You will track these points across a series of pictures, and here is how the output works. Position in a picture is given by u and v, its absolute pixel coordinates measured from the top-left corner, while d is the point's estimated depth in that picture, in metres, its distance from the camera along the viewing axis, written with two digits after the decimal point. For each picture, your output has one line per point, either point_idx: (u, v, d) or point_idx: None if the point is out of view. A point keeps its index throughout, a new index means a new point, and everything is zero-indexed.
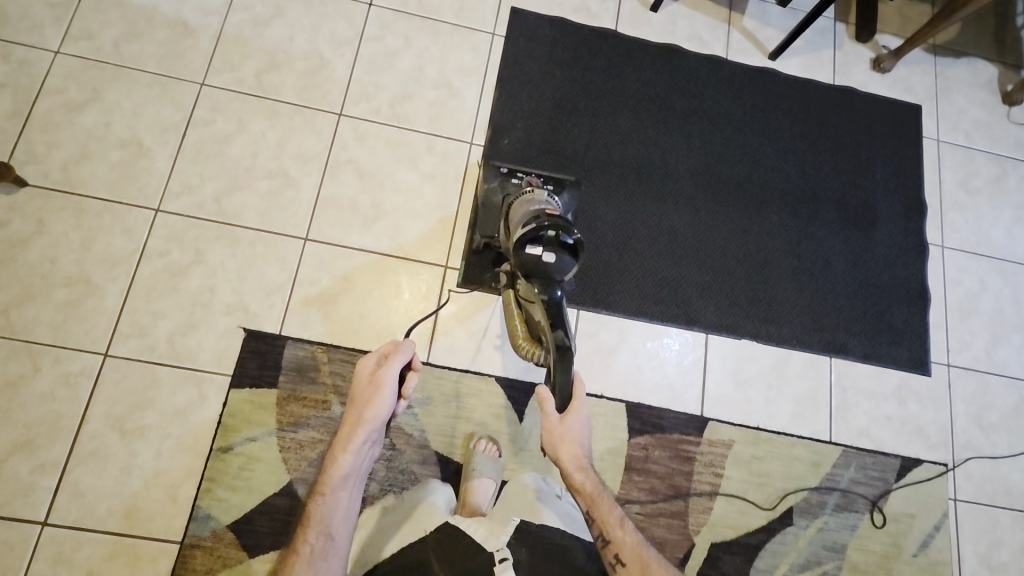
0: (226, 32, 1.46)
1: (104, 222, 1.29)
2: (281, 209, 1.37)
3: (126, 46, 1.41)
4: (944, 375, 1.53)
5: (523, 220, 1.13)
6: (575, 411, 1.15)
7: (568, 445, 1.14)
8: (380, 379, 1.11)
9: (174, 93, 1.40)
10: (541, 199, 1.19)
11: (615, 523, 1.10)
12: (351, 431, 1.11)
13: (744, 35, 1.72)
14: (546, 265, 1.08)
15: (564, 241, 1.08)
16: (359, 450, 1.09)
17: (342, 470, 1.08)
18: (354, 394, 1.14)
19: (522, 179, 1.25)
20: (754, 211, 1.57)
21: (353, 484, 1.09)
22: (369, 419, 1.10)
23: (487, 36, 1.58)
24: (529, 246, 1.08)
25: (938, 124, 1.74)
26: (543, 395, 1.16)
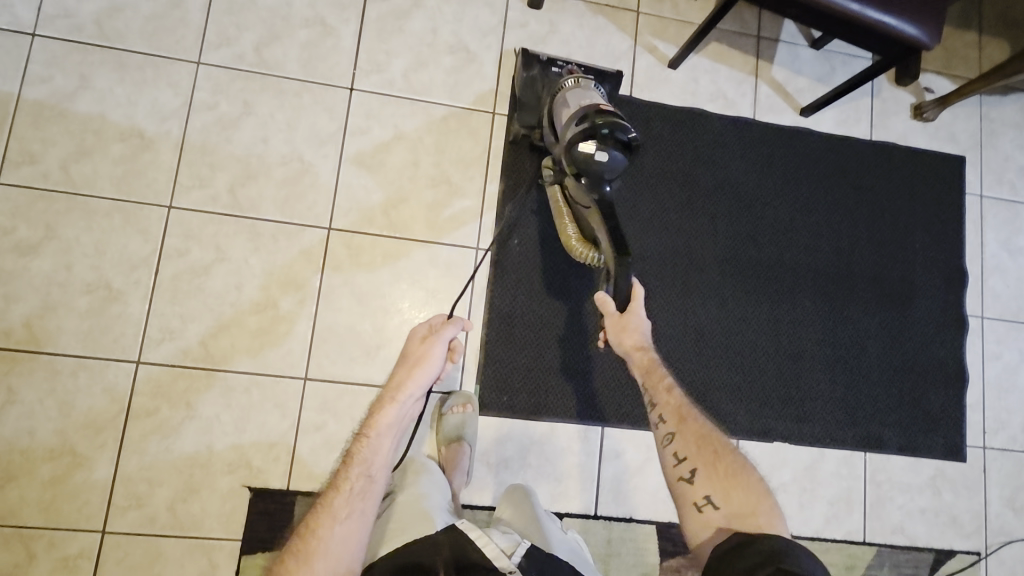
0: (189, 138, 1.28)
1: (82, 384, 1.18)
2: (275, 346, 1.25)
3: (77, 168, 1.23)
4: (979, 458, 1.48)
5: (574, 114, 1.12)
6: (638, 304, 1.06)
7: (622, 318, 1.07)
8: (431, 346, 1.13)
9: (139, 221, 1.24)
10: (588, 90, 1.21)
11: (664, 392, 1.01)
12: (398, 384, 1.09)
13: (772, 88, 1.53)
14: (601, 163, 1.06)
15: (620, 139, 1.08)
16: (407, 403, 1.07)
17: (389, 417, 1.05)
18: (403, 355, 1.14)
19: (563, 70, 1.32)
20: (786, 296, 1.45)
21: (396, 434, 1.04)
22: (417, 378, 1.09)
23: (487, 115, 1.40)
24: (584, 141, 1.06)
25: (982, 177, 1.59)
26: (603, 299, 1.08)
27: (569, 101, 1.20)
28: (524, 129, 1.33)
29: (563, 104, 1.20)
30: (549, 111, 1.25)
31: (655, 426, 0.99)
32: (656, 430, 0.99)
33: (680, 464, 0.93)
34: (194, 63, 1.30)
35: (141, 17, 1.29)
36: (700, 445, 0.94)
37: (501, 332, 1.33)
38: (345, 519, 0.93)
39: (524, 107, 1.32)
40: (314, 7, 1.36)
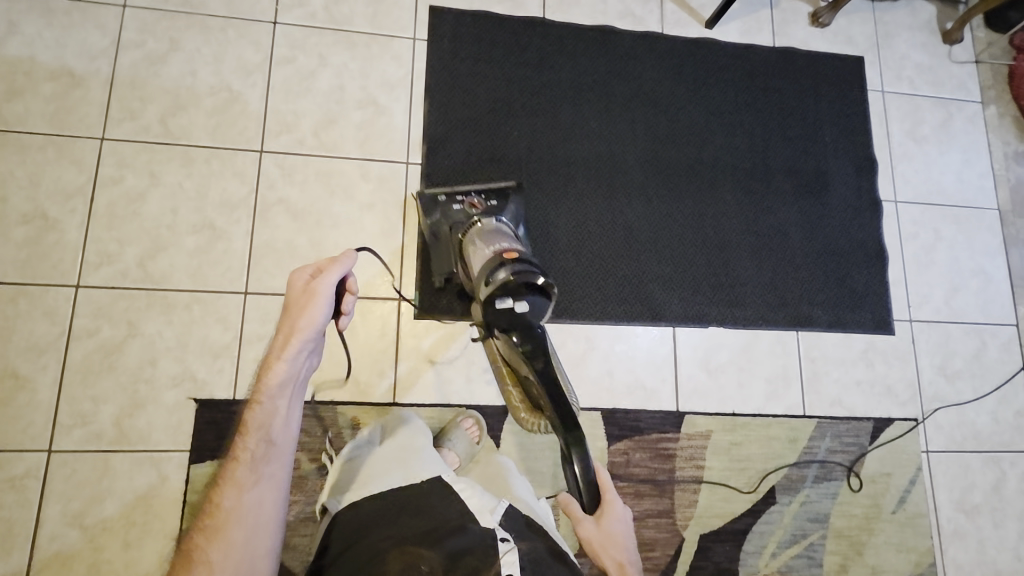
0: (119, 74, 1.33)
1: (21, 309, 1.20)
2: (214, 264, 1.28)
3: (9, 107, 1.27)
4: (907, 331, 1.55)
5: (485, 267, 1.09)
6: (610, 513, 1.06)
7: (607, 536, 1.07)
8: (313, 292, 0.95)
9: (73, 153, 1.28)
10: (494, 228, 1.20)
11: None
12: (283, 340, 0.94)
13: (678, 5, 1.63)
14: (521, 313, 1.05)
15: (532, 283, 1.05)
16: (299, 354, 0.95)
17: (278, 378, 0.93)
18: (285, 300, 0.97)
19: (464, 202, 1.29)
20: (707, 192, 1.53)
21: (296, 390, 0.95)
22: (309, 321, 0.94)
23: (408, 42, 1.47)
24: (498, 300, 1.05)
25: (882, 74, 1.70)
26: (571, 507, 1.11)
27: (476, 243, 1.18)
28: (442, 278, 1.29)
29: (472, 250, 1.18)
30: (462, 264, 1.22)
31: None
32: None
33: None
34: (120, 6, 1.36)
35: None
36: None
37: None
38: (252, 489, 0.87)
39: (438, 249, 1.29)
40: None
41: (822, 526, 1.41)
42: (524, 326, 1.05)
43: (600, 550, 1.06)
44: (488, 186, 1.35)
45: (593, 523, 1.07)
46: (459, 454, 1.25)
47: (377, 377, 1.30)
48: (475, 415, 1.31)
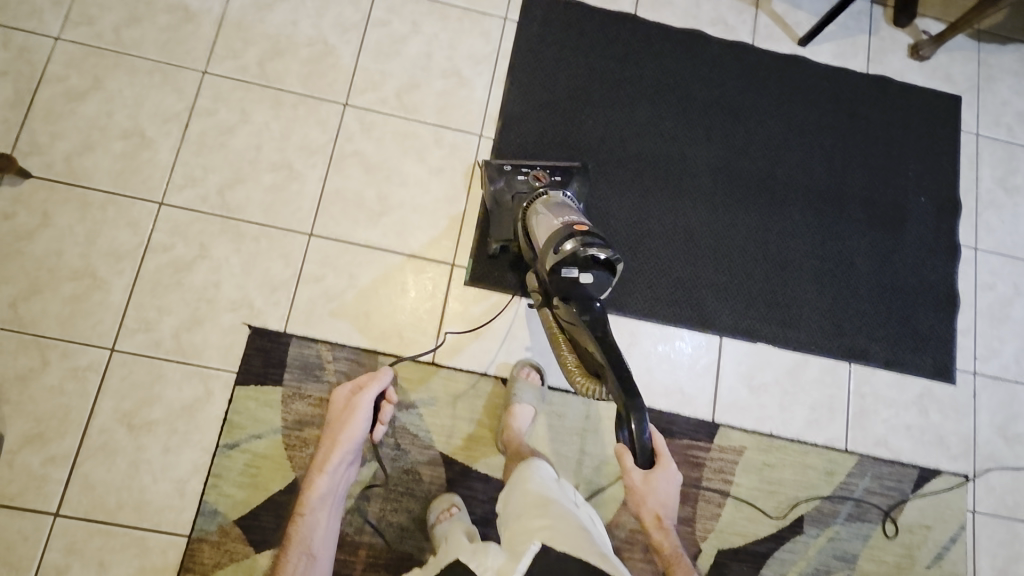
0: (229, 15, 1.41)
1: (109, 216, 1.28)
2: (286, 202, 1.34)
3: (128, 32, 1.37)
4: (969, 383, 1.47)
5: (552, 237, 1.10)
6: (664, 467, 1.08)
7: (647, 489, 1.10)
8: (356, 404, 1.19)
9: (177, 81, 1.37)
10: (559, 201, 1.21)
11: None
12: (327, 452, 1.17)
13: (772, 20, 1.61)
14: (585, 285, 1.06)
15: (597, 258, 1.05)
16: (336, 471, 1.16)
17: (320, 491, 1.14)
18: (328, 420, 1.21)
19: (528, 175, 1.32)
20: (776, 209, 1.50)
21: (328, 509, 1.15)
22: (343, 446, 1.17)
23: (499, 21, 1.51)
24: (564, 270, 1.06)
25: (978, 116, 1.63)
26: (623, 453, 1.07)
27: (538, 215, 1.19)
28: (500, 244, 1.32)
29: (537, 219, 1.19)
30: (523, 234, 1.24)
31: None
32: None
33: None
34: None
35: None
36: None
37: None
38: None
39: (497, 217, 1.31)
40: None
41: (849, 567, 1.34)
42: (583, 295, 1.07)
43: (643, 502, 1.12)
44: (554, 163, 1.37)
45: (642, 475, 1.09)
46: (530, 403, 1.28)
47: (421, 335, 1.32)
48: (531, 360, 1.34)
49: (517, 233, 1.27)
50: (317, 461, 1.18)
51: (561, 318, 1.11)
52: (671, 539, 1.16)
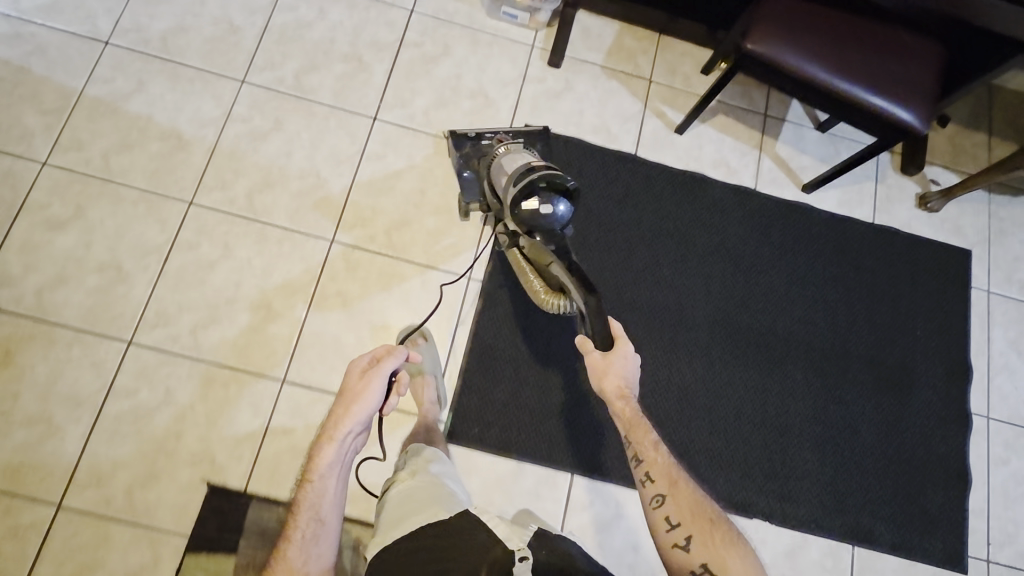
0: (221, 145, 1.38)
1: (73, 356, 1.22)
2: (261, 346, 1.28)
3: (116, 159, 1.34)
4: (982, 572, 1.36)
5: (514, 177, 1.22)
6: (620, 346, 1.01)
7: (609, 373, 1.01)
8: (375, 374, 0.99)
9: (161, 212, 1.32)
10: (519, 150, 1.31)
11: (649, 443, 0.97)
12: (335, 420, 0.96)
13: (776, 163, 1.57)
14: (546, 216, 1.16)
15: (556, 190, 1.18)
16: (347, 440, 0.96)
17: (326, 460, 0.94)
18: (340, 388, 1.00)
19: (492, 138, 1.42)
20: (776, 367, 1.42)
21: (339, 479, 0.95)
22: (354, 415, 0.96)
23: None
24: (526, 201, 1.16)
25: (990, 272, 1.57)
26: (585, 343, 1.04)
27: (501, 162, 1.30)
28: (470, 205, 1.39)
29: (499, 169, 1.29)
30: (486, 182, 1.33)
31: (642, 486, 0.95)
32: (660, 534, 0.90)
33: (674, 530, 0.89)
34: (239, 81, 1.43)
35: (201, 38, 1.45)
36: (694, 512, 0.90)
37: (484, 361, 1.33)
38: None
39: (467, 180, 1.39)
40: (354, 47, 1.49)
41: None
42: (547, 229, 1.17)
43: (606, 387, 1.00)
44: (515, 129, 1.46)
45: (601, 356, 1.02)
46: None
47: None
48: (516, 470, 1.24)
49: (485, 189, 1.34)
50: (327, 423, 0.98)
51: (527, 252, 1.22)
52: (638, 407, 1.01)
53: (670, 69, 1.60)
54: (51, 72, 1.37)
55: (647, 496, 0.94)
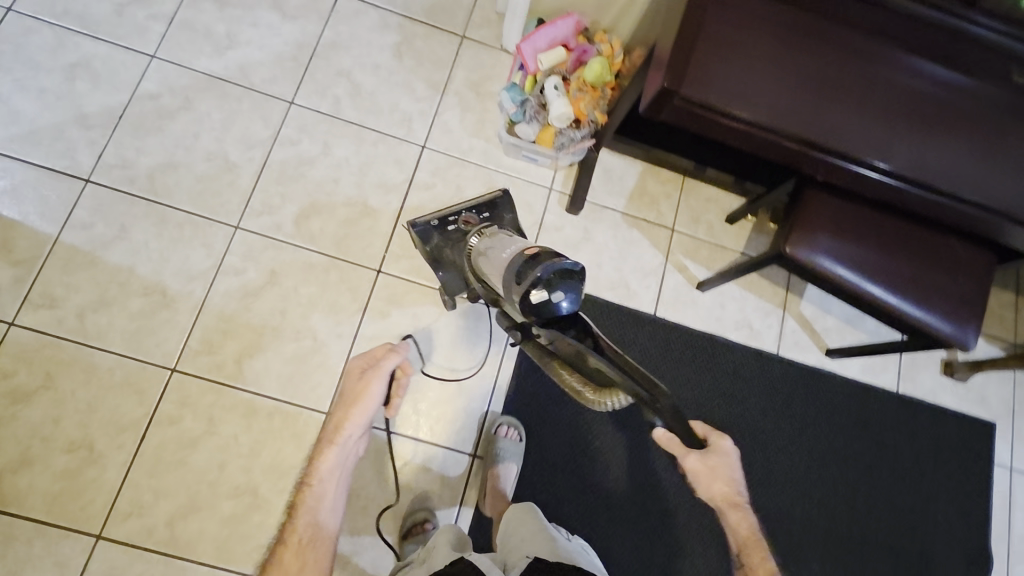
0: (211, 302, 1.27)
1: (35, 551, 1.11)
2: (244, 537, 1.18)
3: (92, 318, 1.22)
4: None
5: (505, 273, 0.94)
6: (722, 449, 1.02)
7: (715, 472, 1.01)
8: (372, 380, 1.08)
9: (139, 381, 1.21)
10: (498, 234, 1.13)
11: (731, 523, 0.99)
12: (337, 423, 1.07)
13: (800, 324, 1.47)
14: (552, 307, 0.83)
15: (559, 271, 0.85)
16: (348, 440, 1.06)
17: (330, 461, 1.04)
18: (341, 391, 1.10)
19: (458, 220, 1.28)
20: (793, 558, 1.35)
21: (341, 483, 1.04)
22: (355, 416, 1.07)
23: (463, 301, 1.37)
24: (530, 293, 0.84)
25: (1013, 448, 1.50)
26: (663, 441, 1.00)
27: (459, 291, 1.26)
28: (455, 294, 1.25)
29: (483, 259, 1.06)
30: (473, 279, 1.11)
31: None
32: None
33: None
34: (232, 227, 1.32)
35: (193, 176, 1.33)
36: None
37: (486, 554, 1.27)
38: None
39: (445, 280, 1.26)
40: (359, 188, 1.39)
41: None
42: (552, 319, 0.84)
43: (703, 486, 1.01)
44: (476, 202, 1.34)
45: (692, 462, 1.01)
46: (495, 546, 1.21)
47: None
48: (509, 420, 1.32)
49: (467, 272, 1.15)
50: (322, 434, 1.07)
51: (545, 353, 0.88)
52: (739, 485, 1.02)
53: (694, 218, 1.50)
54: (24, 216, 1.25)
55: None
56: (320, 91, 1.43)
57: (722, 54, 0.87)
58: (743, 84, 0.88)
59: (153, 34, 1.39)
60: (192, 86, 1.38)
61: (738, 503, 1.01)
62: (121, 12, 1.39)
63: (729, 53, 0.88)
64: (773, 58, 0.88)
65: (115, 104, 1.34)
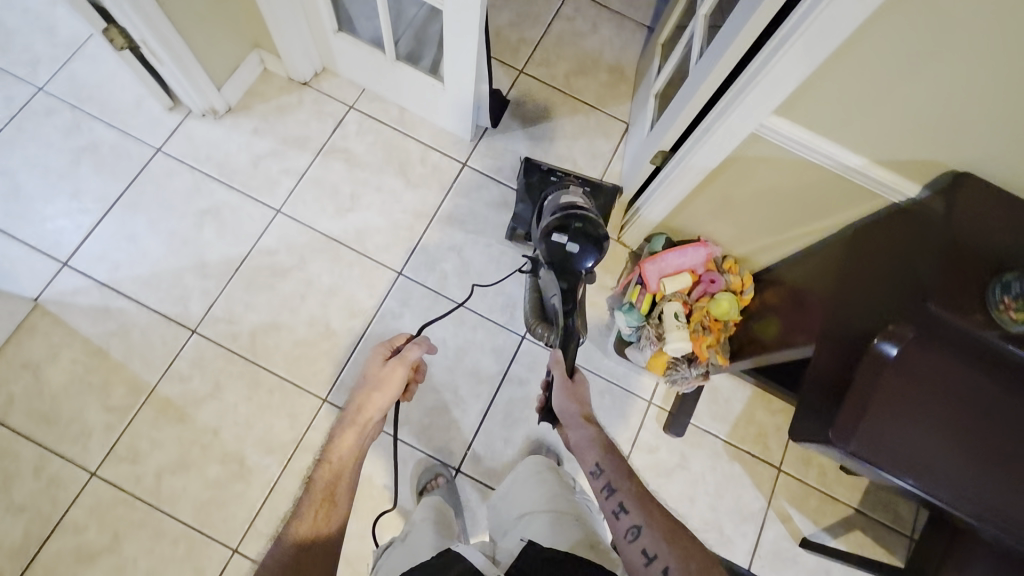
0: (285, 479, 1.23)
1: None
2: None
3: (169, 481, 1.21)
4: None
5: (552, 210, 1.18)
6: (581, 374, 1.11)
7: (573, 398, 1.06)
8: (396, 366, 1.01)
9: (199, 558, 1.17)
10: (575, 194, 1.24)
11: (613, 466, 0.93)
12: (355, 411, 0.97)
13: None
14: (570, 253, 1.11)
15: (591, 235, 1.12)
16: (369, 426, 0.96)
17: (351, 444, 0.92)
18: (362, 376, 1.02)
19: (562, 176, 1.37)
20: None
21: (359, 462, 0.92)
22: (380, 402, 0.98)
23: None
24: (557, 236, 1.11)
25: None
26: (557, 360, 1.10)
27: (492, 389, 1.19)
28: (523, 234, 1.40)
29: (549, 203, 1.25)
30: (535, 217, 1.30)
31: (614, 518, 0.86)
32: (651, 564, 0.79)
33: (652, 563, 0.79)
34: (320, 399, 1.29)
35: (292, 340, 1.32)
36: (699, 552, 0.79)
37: None
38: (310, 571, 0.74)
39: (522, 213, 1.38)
40: (451, 375, 1.35)
41: None
42: (561, 258, 1.11)
43: (567, 403, 1.05)
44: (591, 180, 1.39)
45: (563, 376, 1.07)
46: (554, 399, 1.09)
47: None
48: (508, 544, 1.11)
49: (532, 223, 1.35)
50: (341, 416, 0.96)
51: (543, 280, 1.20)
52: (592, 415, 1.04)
53: (805, 459, 1.35)
54: (128, 360, 1.27)
55: (622, 527, 0.85)
56: (429, 264, 1.41)
57: (896, 413, 0.77)
58: (920, 450, 0.76)
59: (282, 189, 1.42)
60: (309, 245, 1.39)
61: (595, 446, 0.97)
62: (258, 164, 1.44)
63: (909, 412, 0.77)
64: (959, 424, 0.77)
65: (235, 254, 1.36)
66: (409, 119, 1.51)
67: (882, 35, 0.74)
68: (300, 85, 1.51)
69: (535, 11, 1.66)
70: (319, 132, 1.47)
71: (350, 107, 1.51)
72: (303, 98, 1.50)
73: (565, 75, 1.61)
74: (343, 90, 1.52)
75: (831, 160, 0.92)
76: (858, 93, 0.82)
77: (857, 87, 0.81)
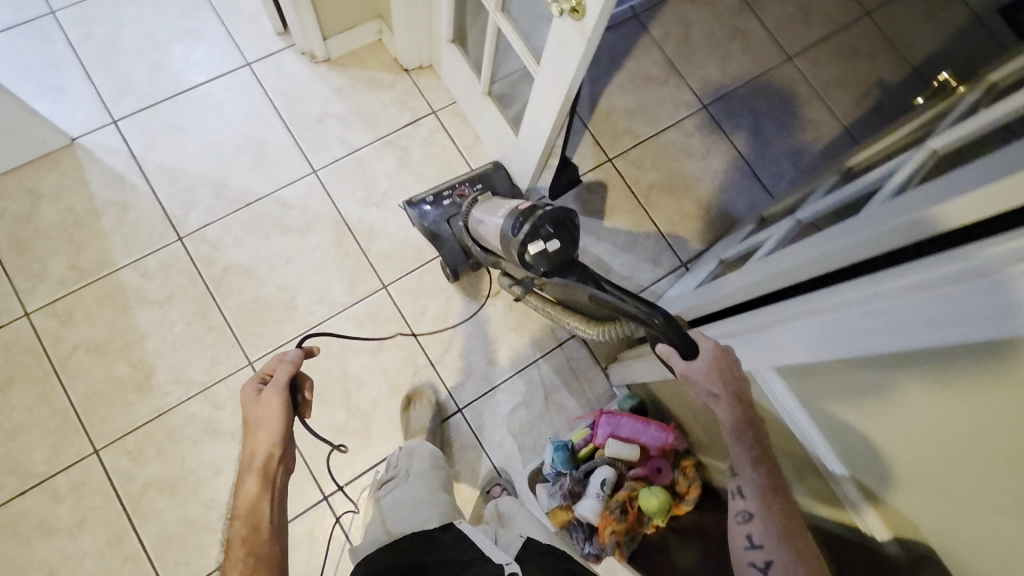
0: (173, 414, 1.23)
1: None
2: None
3: (80, 357, 1.23)
4: None
5: (503, 231, 0.96)
6: (709, 355, 0.76)
7: (716, 372, 0.75)
8: (267, 399, 0.78)
9: (63, 439, 1.19)
10: (499, 204, 1.07)
11: (748, 457, 0.74)
12: (243, 470, 0.75)
13: None
14: (556, 250, 0.88)
15: (550, 216, 0.89)
16: (273, 481, 0.74)
17: (253, 514, 0.72)
18: (244, 422, 0.79)
19: (455, 193, 1.32)
20: None
21: (274, 514, 0.73)
22: (265, 435, 0.76)
23: None
24: (529, 249, 0.88)
25: None
26: (666, 352, 0.78)
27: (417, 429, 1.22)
28: (470, 262, 1.30)
29: (483, 228, 1.09)
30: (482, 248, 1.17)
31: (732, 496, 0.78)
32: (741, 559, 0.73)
33: (756, 554, 0.71)
34: (247, 360, 1.28)
35: (255, 294, 1.31)
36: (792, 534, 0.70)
37: None
38: None
39: (444, 241, 1.29)
40: (374, 407, 1.30)
41: None
42: (559, 264, 0.89)
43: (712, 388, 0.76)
44: (471, 175, 1.37)
45: (682, 368, 0.77)
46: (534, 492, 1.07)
47: None
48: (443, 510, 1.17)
49: (472, 248, 1.21)
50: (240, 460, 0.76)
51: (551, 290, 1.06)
52: (743, 372, 0.77)
53: None
54: (113, 233, 1.30)
55: (735, 505, 0.77)
56: (414, 294, 1.37)
57: None
58: None
59: (330, 154, 1.42)
60: (322, 217, 1.38)
61: (721, 396, 0.75)
62: (323, 120, 1.44)
63: None
64: None
65: (255, 190, 1.37)
66: (479, 150, 1.47)
67: (908, 378, 0.59)
68: (401, 69, 1.50)
69: (657, 109, 1.57)
70: (392, 121, 1.46)
71: (432, 112, 1.48)
72: (397, 82, 1.49)
73: (650, 184, 1.51)
74: (436, 94, 1.49)
75: (817, 458, 0.77)
76: (855, 405, 0.69)
77: (865, 407, 0.67)
